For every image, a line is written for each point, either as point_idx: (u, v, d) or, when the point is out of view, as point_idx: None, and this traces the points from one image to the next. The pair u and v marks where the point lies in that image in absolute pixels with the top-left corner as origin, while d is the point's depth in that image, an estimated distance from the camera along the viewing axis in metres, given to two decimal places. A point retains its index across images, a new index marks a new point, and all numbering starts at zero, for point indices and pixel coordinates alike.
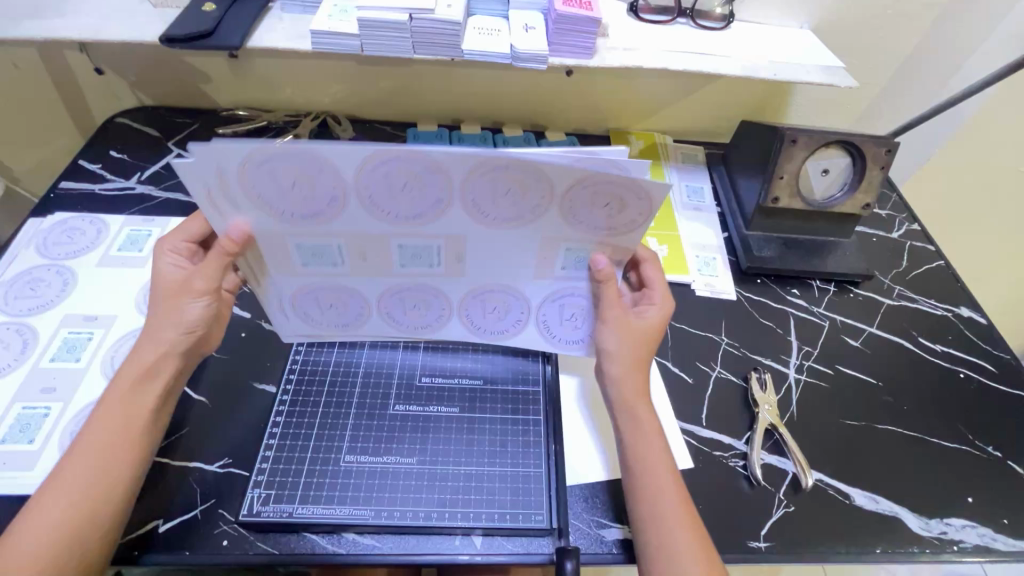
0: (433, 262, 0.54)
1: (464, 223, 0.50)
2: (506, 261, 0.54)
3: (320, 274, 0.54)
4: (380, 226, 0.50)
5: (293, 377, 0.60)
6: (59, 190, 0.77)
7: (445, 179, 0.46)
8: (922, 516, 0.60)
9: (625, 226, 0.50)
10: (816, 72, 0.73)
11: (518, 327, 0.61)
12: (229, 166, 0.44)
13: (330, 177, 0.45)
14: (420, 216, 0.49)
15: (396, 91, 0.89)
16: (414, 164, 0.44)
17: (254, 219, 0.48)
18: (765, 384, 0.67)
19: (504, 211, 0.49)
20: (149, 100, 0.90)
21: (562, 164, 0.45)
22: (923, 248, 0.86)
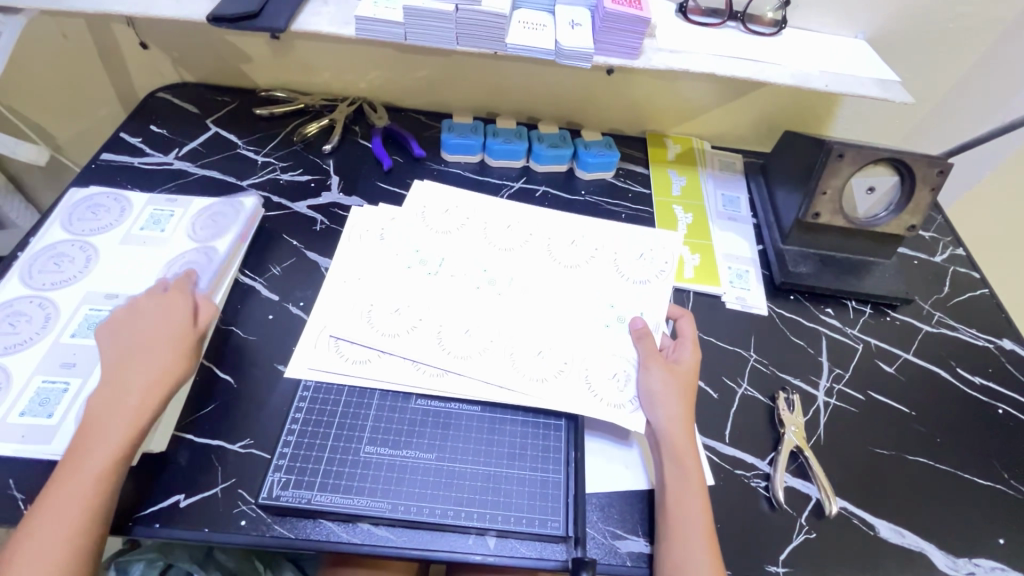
0: (503, 290, 0.67)
1: (535, 261, 0.70)
2: (556, 295, 0.67)
3: (411, 284, 0.66)
4: (475, 251, 0.70)
5: (309, 391, 0.58)
6: (100, 161, 0.78)
7: (536, 225, 0.74)
8: (950, 554, 0.58)
9: (654, 274, 0.70)
10: (871, 85, 0.70)
11: (557, 375, 0.60)
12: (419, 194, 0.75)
13: (468, 210, 0.74)
14: (512, 247, 0.71)
15: (434, 81, 0.88)
16: (521, 215, 0.75)
17: (398, 230, 0.71)
18: (793, 406, 0.65)
19: (569, 255, 0.71)
20: (190, 77, 0.91)
21: (615, 226, 0.75)
22: (968, 275, 0.83)
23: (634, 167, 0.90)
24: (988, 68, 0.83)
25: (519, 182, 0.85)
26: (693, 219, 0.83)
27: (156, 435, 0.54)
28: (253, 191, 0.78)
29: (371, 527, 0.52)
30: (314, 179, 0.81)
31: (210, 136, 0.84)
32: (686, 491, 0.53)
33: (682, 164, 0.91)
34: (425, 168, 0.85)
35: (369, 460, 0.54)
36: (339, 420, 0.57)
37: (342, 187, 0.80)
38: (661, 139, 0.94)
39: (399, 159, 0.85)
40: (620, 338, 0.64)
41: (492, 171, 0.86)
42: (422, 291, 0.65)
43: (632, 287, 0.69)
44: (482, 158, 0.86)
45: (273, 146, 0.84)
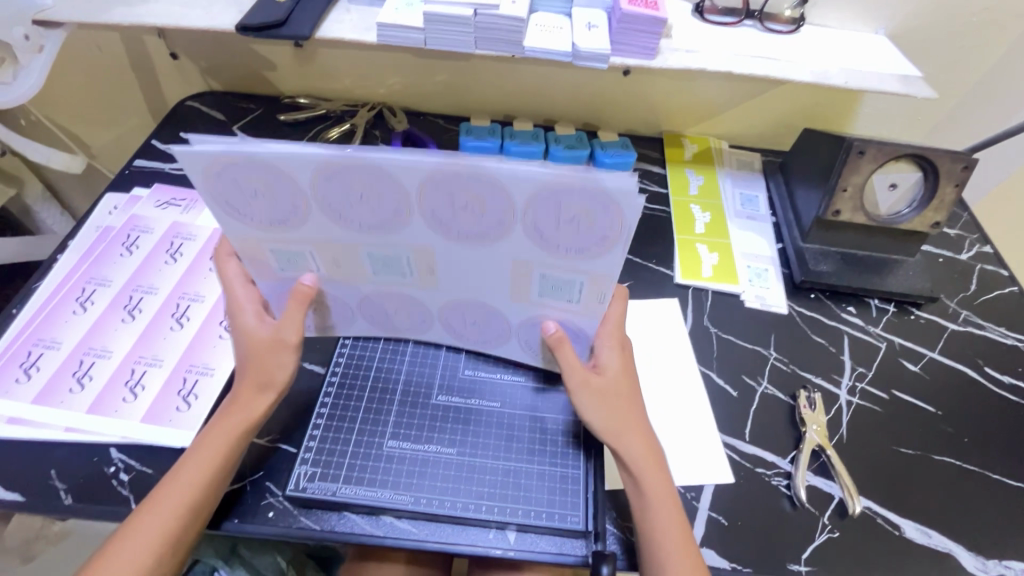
0: (405, 270, 0.53)
1: (428, 235, 0.49)
2: (477, 278, 0.52)
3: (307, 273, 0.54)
4: (347, 234, 0.49)
5: (337, 372, 0.61)
6: (134, 167, 0.81)
7: (401, 190, 0.45)
8: (979, 556, 0.56)
9: (592, 242, 0.46)
10: (891, 81, 0.69)
11: (500, 339, 0.60)
12: (199, 171, 0.45)
13: (289, 185, 0.46)
14: (385, 224, 0.48)
15: (452, 85, 0.90)
16: (369, 174, 0.44)
17: (231, 228, 0.50)
18: (815, 404, 0.65)
19: (466, 226, 0.47)
20: (217, 85, 0.94)
21: (521, 173, 0.42)
22: (996, 273, 0.81)
23: (651, 167, 0.90)
24: (1013, 62, 0.82)
25: None
26: (711, 218, 0.83)
27: (192, 429, 0.56)
28: None
29: (396, 519, 0.53)
30: None
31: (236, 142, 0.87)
32: (658, 500, 0.51)
33: (699, 163, 0.91)
34: None
35: (391, 451, 0.56)
36: (363, 417, 0.58)
37: None
38: (678, 139, 0.94)
39: None
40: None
41: None
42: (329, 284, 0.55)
43: (557, 256, 0.48)
44: (499, 160, 0.87)
45: None
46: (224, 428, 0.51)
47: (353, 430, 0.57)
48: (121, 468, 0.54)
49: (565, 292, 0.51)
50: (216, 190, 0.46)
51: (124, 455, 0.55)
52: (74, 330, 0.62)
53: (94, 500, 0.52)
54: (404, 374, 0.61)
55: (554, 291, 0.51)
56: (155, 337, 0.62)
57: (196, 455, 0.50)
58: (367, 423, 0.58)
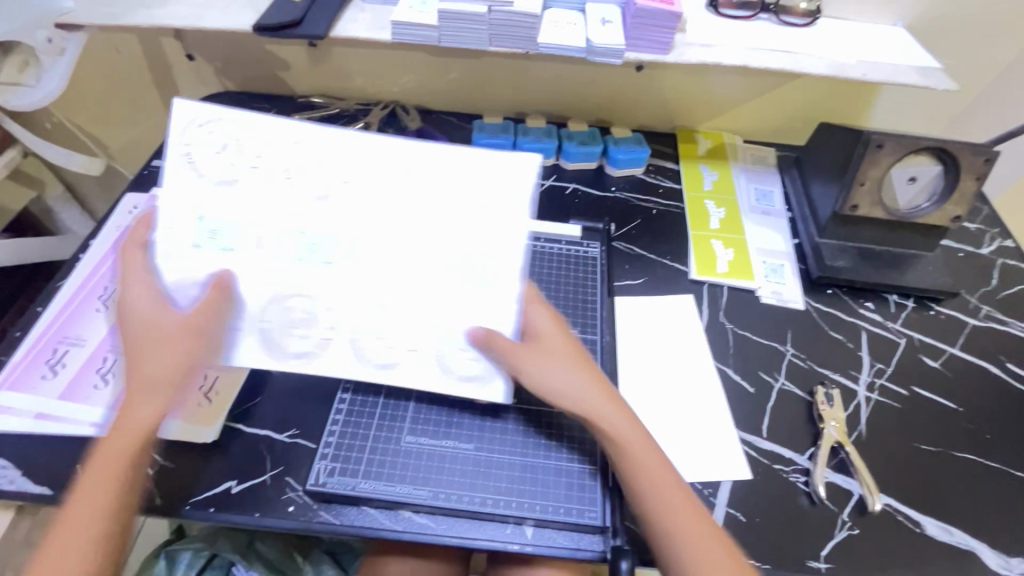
0: (332, 262, 0.53)
1: (371, 204, 0.52)
2: (417, 271, 0.53)
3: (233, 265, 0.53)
4: (290, 204, 0.52)
5: (337, 428, 0.57)
6: (153, 167, 0.83)
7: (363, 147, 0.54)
8: (1002, 554, 0.56)
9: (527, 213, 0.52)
10: (910, 73, 0.68)
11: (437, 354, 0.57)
12: (185, 120, 0.53)
13: (268, 133, 0.54)
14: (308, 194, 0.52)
15: (465, 83, 0.90)
16: (344, 142, 0.55)
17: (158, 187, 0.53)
18: (833, 400, 0.64)
19: (413, 191, 0.53)
20: (233, 86, 0.96)
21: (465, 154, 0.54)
22: (1018, 268, 0.80)
23: (664, 163, 0.90)
24: None
25: (549, 180, 0.86)
26: (725, 214, 0.83)
27: (212, 423, 0.57)
28: None
29: (416, 514, 0.53)
30: None
31: None
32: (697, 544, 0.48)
33: (713, 158, 0.91)
34: None
35: (409, 448, 0.56)
36: (381, 415, 0.58)
37: None
38: (691, 134, 0.93)
39: None
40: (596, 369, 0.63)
41: None
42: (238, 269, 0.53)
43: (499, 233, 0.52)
44: None
45: None
46: (125, 424, 0.49)
47: (372, 427, 0.57)
48: None
49: (478, 275, 0.53)
50: (180, 139, 0.52)
51: None
52: (97, 327, 0.63)
53: None
54: (413, 412, 0.59)
55: (493, 280, 0.53)
56: None
57: (97, 462, 0.48)
58: (386, 420, 0.58)
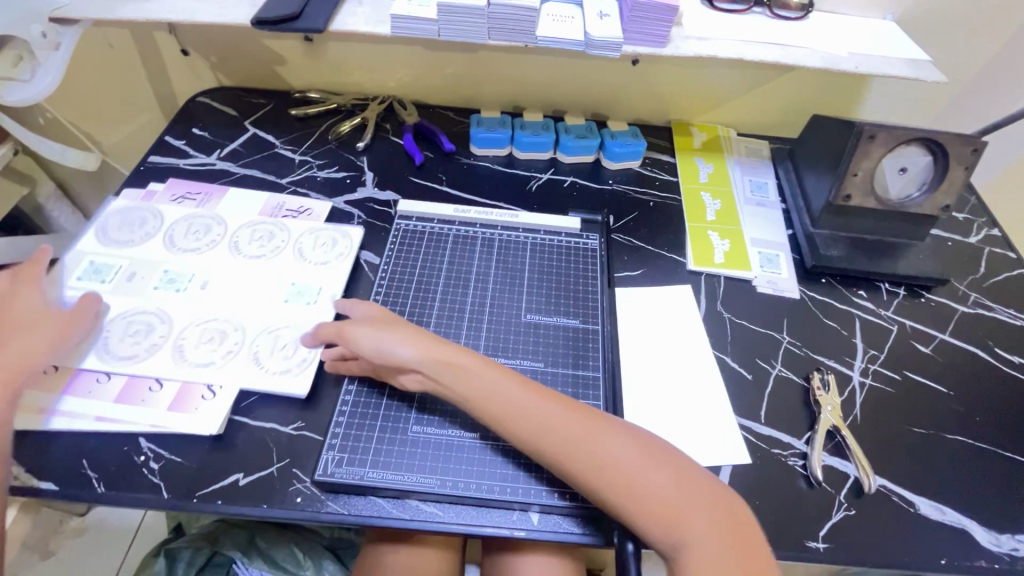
0: (182, 287, 0.66)
1: (156, 251, 0.70)
2: (234, 296, 0.66)
3: (158, 300, 0.65)
4: (160, 254, 0.69)
5: (342, 422, 0.57)
6: (148, 163, 0.82)
7: (168, 220, 0.73)
8: (992, 531, 0.57)
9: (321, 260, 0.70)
10: (899, 65, 0.70)
11: (303, 367, 0.61)
12: (114, 207, 0.74)
13: (155, 212, 0.74)
14: (195, 249, 0.70)
15: (462, 78, 0.91)
16: (200, 215, 0.74)
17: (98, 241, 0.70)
18: (828, 385, 0.66)
19: (191, 243, 0.71)
20: (227, 81, 0.95)
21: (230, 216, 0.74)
22: (1005, 256, 0.82)
23: (660, 156, 0.91)
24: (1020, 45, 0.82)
25: (546, 173, 0.86)
26: (721, 205, 0.84)
27: (217, 416, 0.57)
28: (293, 187, 0.81)
29: (422, 502, 0.54)
30: (349, 175, 0.83)
31: (249, 137, 0.88)
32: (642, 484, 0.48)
33: (708, 151, 0.92)
34: (455, 163, 0.87)
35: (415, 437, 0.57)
36: (388, 406, 0.59)
37: (377, 183, 0.83)
38: (686, 128, 0.94)
39: (431, 154, 0.88)
40: (599, 359, 0.64)
41: (520, 164, 0.88)
42: (132, 294, 0.65)
43: (302, 273, 0.68)
44: (510, 151, 0.88)
45: (310, 145, 0.87)
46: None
47: (378, 418, 0.58)
48: (150, 457, 0.56)
49: (307, 297, 0.66)
50: (110, 222, 0.72)
51: (153, 444, 0.56)
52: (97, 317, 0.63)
53: (126, 488, 0.54)
54: (419, 400, 0.59)
55: (298, 296, 0.66)
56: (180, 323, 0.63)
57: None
58: (392, 411, 0.58)
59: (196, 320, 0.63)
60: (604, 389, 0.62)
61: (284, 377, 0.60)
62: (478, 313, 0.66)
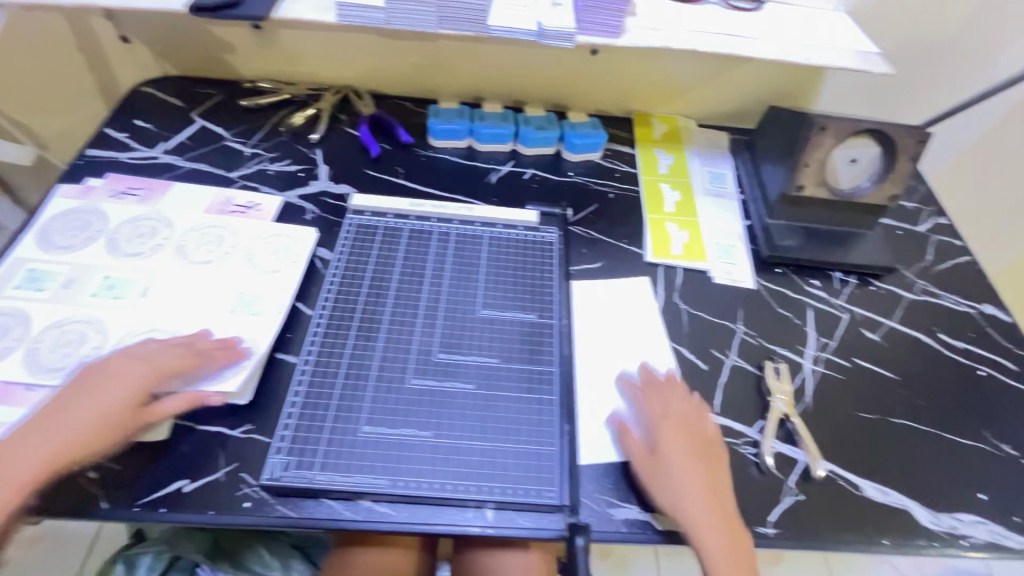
0: (123, 296, 0.63)
1: (97, 255, 0.66)
2: (175, 303, 0.63)
3: (95, 307, 0.62)
4: (101, 259, 0.66)
5: (291, 424, 0.56)
6: (87, 157, 0.78)
7: (109, 222, 0.70)
8: (933, 510, 0.60)
9: (269, 265, 0.68)
10: (848, 57, 0.71)
11: (242, 378, 0.59)
12: (51, 208, 0.70)
13: (95, 214, 0.70)
14: (138, 252, 0.67)
15: (420, 67, 0.89)
16: (144, 216, 0.71)
17: (35, 246, 0.66)
18: (780, 374, 0.67)
19: (134, 247, 0.68)
20: (173, 70, 0.91)
21: (176, 217, 0.71)
22: (951, 244, 0.85)
23: (621, 147, 0.91)
24: (965, 37, 0.84)
25: (506, 166, 0.85)
26: (680, 196, 0.85)
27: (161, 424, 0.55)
28: (242, 182, 0.78)
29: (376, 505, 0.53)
30: (302, 168, 0.81)
31: (196, 129, 0.84)
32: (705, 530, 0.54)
33: (668, 143, 0.92)
34: (413, 155, 0.85)
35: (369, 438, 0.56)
36: (338, 406, 0.57)
37: (331, 176, 0.80)
38: (647, 119, 0.94)
39: (387, 146, 0.86)
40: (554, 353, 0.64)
41: (479, 156, 0.86)
42: (68, 301, 0.62)
43: (249, 278, 0.66)
44: (469, 143, 0.87)
45: (261, 137, 0.84)
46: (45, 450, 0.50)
47: (328, 419, 0.57)
48: (88, 466, 0.53)
49: (255, 307, 0.64)
50: (48, 225, 0.68)
51: None
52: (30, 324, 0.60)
53: (61, 499, 0.51)
54: (370, 399, 0.58)
55: (243, 305, 0.64)
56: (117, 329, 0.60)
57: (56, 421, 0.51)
58: (342, 411, 0.57)
59: (133, 329, 0.60)
60: (559, 384, 0.62)
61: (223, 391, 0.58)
62: (433, 309, 0.66)
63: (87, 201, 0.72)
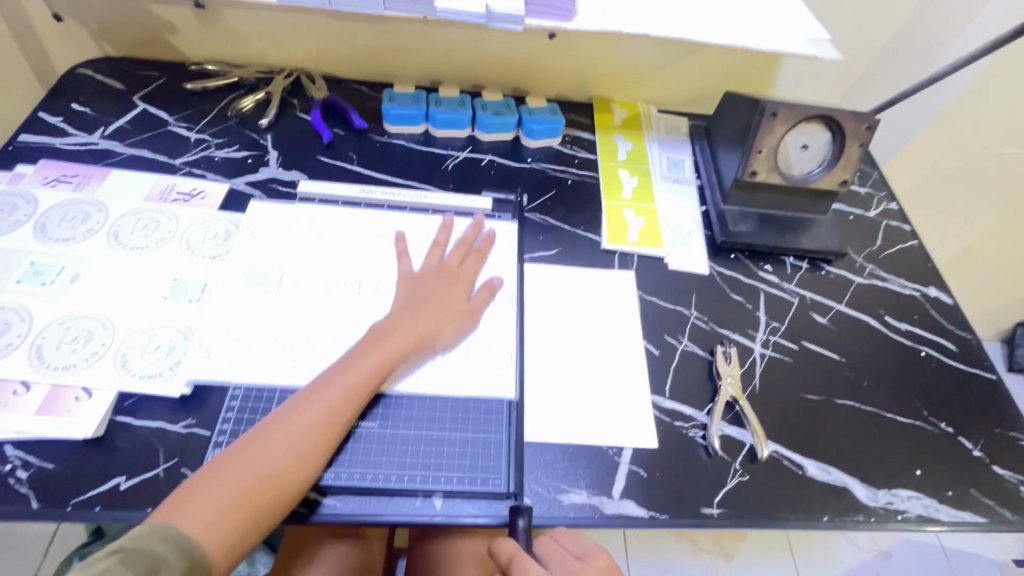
0: (51, 282, 0.60)
1: (23, 240, 0.63)
2: (107, 292, 0.61)
3: (20, 296, 0.59)
4: (28, 245, 0.63)
5: (231, 417, 0.56)
6: (18, 142, 0.74)
7: (37, 206, 0.66)
8: (871, 487, 0.62)
9: (210, 251, 0.66)
10: (799, 42, 0.71)
11: (176, 369, 0.57)
12: None
13: (23, 197, 0.67)
14: (70, 238, 0.64)
15: (374, 50, 0.86)
16: (76, 200, 0.68)
17: None
18: (730, 358, 0.68)
19: (65, 233, 0.65)
20: (113, 51, 0.87)
21: (112, 202, 0.69)
22: (899, 228, 0.87)
23: (580, 133, 0.90)
24: (916, 23, 0.85)
25: (464, 152, 0.84)
26: (638, 182, 0.85)
27: (93, 418, 0.53)
28: (187, 168, 0.75)
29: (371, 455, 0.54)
30: (251, 155, 0.78)
31: (138, 113, 0.81)
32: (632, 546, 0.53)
33: (628, 128, 0.92)
34: (367, 141, 0.83)
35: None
36: (279, 399, 0.57)
37: (281, 162, 0.78)
38: (607, 104, 0.94)
39: (341, 132, 0.83)
40: (504, 342, 0.64)
41: (436, 142, 0.85)
42: None
43: (188, 265, 0.64)
44: (426, 128, 0.85)
45: (207, 122, 0.81)
46: (295, 426, 0.51)
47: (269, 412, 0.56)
48: (18, 465, 0.51)
49: (190, 294, 0.62)
50: None
51: (21, 451, 0.52)
52: None
53: None
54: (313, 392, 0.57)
55: (179, 292, 0.62)
56: (44, 319, 0.58)
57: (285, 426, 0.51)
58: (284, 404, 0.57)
59: (61, 316, 0.58)
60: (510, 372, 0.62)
61: (155, 383, 0.56)
62: (382, 299, 0.65)
63: (15, 185, 0.68)
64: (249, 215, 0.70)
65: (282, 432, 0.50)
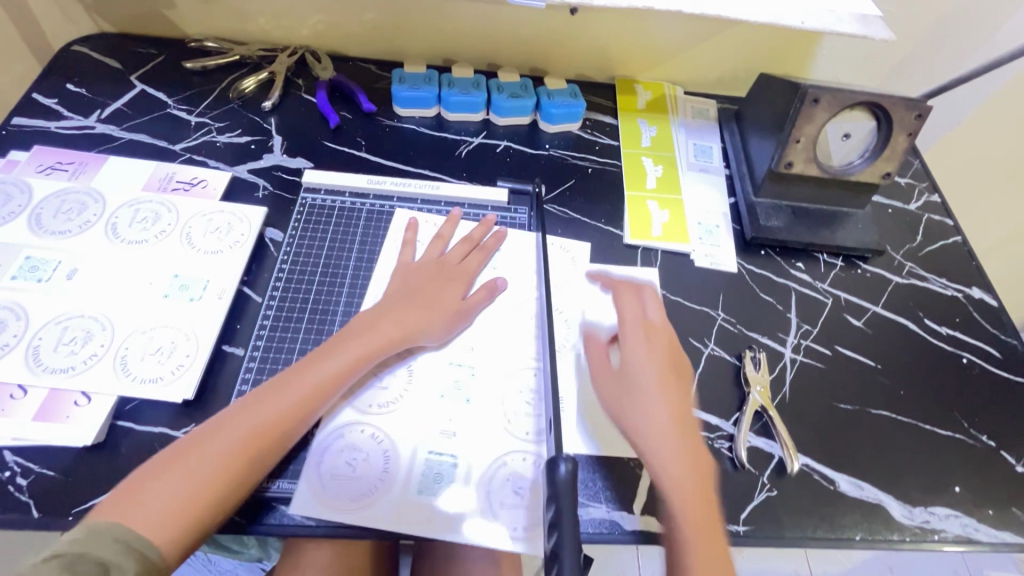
0: (47, 279, 0.58)
1: (18, 232, 0.61)
2: (104, 289, 0.58)
3: (14, 293, 0.57)
4: (21, 238, 0.60)
5: None
6: (12, 126, 0.71)
7: (31, 196, 0.63)
8: (906, 504, 0.58)
9: (212, 246, 0.63)
10: (848, 21, 0.65)
11: (177, 373, 0.55)
12: None
13: (16, 186, 0.64)
14: (66, 231, 0.61)
15: (382, 26, 0.81)
16: (71, 190, 0.65)
17: None
18: (760, 364, 0.64)
19: (59, 225, 0.62)
20: (109, 27, 0.82)
21: (109, 192, 0.65)
22: (941, 223, 0.81)
23: (601, 117, 0.84)
24: None
25: (478, 137, 0.79)
26: (663, 171, 0.80)
27: (92, 424, 0.51)
28: (187, 155, 0.72)
29: (378, 433, 0.55)
30: (255, 140, 0.74)
31: (135, 94, 0.76)
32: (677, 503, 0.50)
33: (652, 111, 0.86)
34: (376, 125, 0.78)
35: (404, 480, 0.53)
36: None
37: (286, 148, 0.74)
38: (631, 85, 0.88)
39: (348, 115, 0.79)
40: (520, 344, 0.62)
41: (449, 126, 0.80)
42: None
43: (189, 261, 0.61)
44: (437, 112, 0.80)
45: (208, 103, 0.77)
46: (255, 414, 0.48)
47: (334, 500, 0.51)
48: (17, 472, 0.49)
49: (192, 292, 0.59)
50: None
51: (20, 458, 0.50)
52: None
53: None
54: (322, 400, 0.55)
55: (180, 291, 0.59)
56: (40, 318, 0.55)
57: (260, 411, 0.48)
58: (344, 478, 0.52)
59: (58, 315, 0.56)
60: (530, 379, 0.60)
61: (155, 388, 0.53)
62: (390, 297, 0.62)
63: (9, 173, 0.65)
64: (251, 207, 0.66)
65: (251, 425, 0.48)
